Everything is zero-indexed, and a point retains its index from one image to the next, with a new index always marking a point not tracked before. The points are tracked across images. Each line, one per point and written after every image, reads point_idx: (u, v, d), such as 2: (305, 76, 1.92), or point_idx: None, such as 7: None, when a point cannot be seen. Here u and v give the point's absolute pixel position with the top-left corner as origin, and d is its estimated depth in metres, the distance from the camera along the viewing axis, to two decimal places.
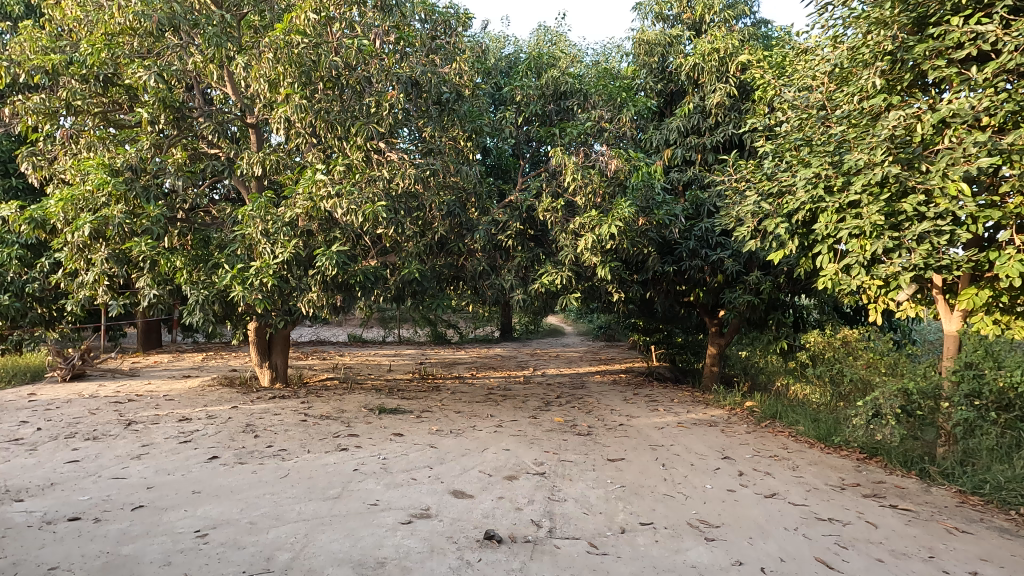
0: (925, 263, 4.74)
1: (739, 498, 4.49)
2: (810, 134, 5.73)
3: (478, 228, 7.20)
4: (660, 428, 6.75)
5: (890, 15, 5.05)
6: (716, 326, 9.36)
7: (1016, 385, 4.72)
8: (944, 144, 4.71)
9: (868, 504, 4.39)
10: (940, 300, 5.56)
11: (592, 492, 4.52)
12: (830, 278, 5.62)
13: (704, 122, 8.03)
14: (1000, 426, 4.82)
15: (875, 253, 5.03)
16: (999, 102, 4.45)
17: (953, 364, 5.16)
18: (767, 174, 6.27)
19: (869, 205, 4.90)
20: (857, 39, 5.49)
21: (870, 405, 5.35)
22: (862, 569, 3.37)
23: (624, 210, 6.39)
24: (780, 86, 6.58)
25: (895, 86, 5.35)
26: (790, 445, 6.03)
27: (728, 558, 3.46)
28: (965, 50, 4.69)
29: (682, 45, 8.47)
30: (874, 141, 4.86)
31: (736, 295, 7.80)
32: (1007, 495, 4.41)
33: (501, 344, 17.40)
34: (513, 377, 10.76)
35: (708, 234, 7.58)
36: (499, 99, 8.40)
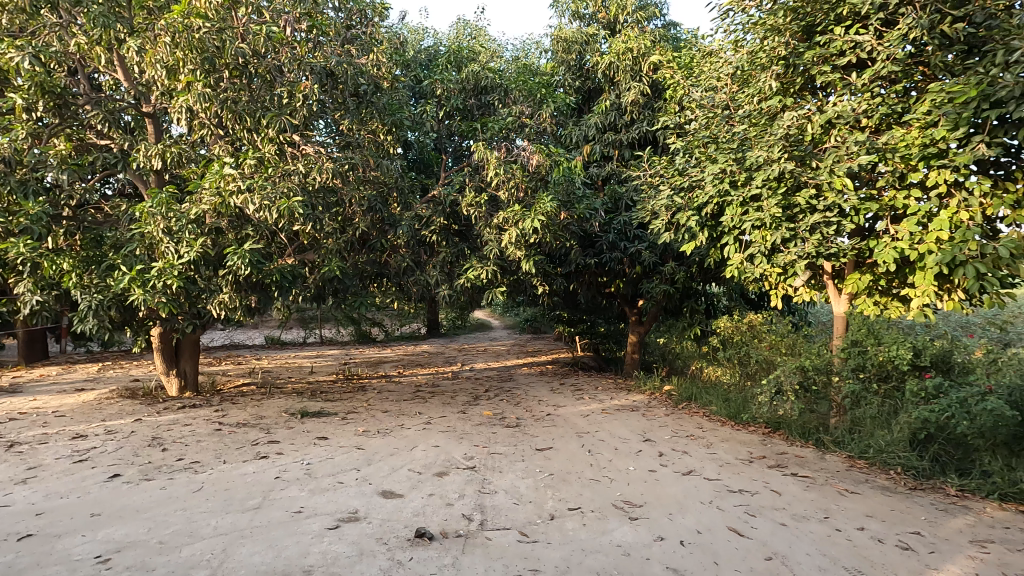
0: (817, 252, 5.24)
1: (660, 477, 4.74)
2: (716, 132, 6.11)
3: (401, 224, 7.04)
4: (586, 415, 6.97)
5: (783, 23, 5.56)
6: (635, 315, 9.70)
7: (892, 359, 5.28)
8: (831, 143, 5.17)
9: (773, 474, 4.78)
10: (829, 284, 6.12)
11: (522, 482, 4.60)
12: (736, 267, 6.05)
13: (620, 119, 8.34)
14: (882, 396, 5.36)
15: (774, 243, 5.49)
16: (875, 105, 4.98)
17: (842, 343, 5.71)
18: (679, 169, 6.61)
19: (769, 198, 5.35)
20: (756, 44, 5.92)
21: (773, 382, 5.84)
22: (768, 534, 3.67)
23: (547, 205, 6.50)
24: (688, 86, 6.96)
25: (788, 89, 5.81)
26: (704, 425, 6.42)
27: (651, 534, 3.65)
28: (846, 57, 5.20)
29: (598, 44, 8.76)
30: (772, 139, 5.29)
31: (653, 285, 8.18)
32: (887, 457, 4.91)
33: (428, 341, 17.26)
34: (442, 373, 10.70)
35: (626, 227, 7.92)
36: (419, 92, 8.21)
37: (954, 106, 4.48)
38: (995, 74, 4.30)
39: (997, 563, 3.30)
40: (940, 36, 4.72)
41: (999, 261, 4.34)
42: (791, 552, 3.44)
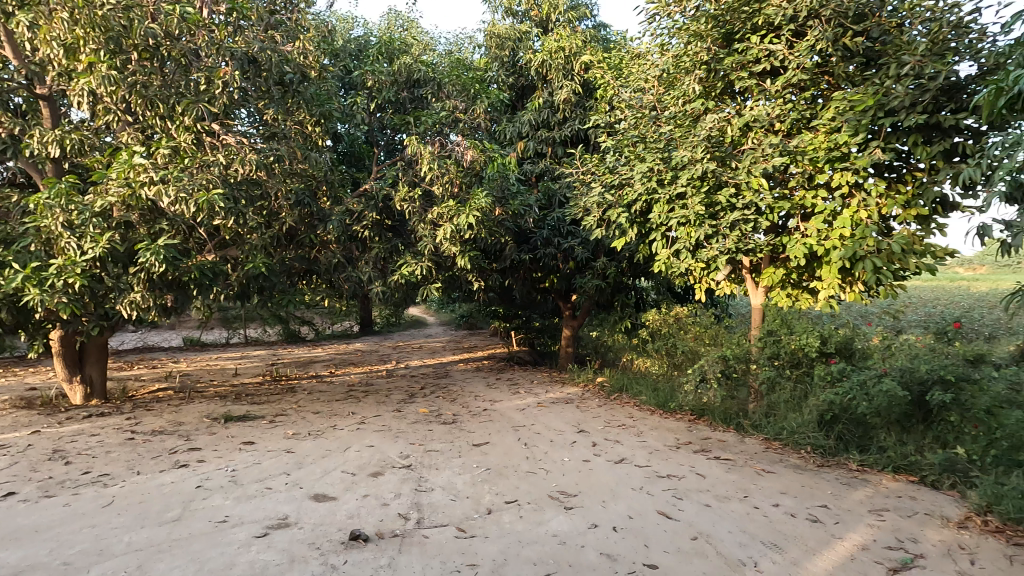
0: (737, 248, 5.57)
1: (593, 466, 4.88)
2: (644, 131, 6.31)
3: (331, 219, 6.80)
4: (522, 409, 7.05)
5: (705, 30, 5.85)
6: (569, 310, 9.90)
7: (802, 347, 5.71)
8: (748, 145, 5.50)
9: (698, 458, 5.04)
10: (748, 278, 6.48)
11: (459, 478, 4.59)
12: (664, 262, 6.34)
13: (553, 117, 8.46)
14: (794, 381, 5.77)
15: (698, 239, 5.79)
16: (787, 111, 5.34)
17: (759, 332, 6.11)
18: (610, 167, 6.80)
19: (693, 197, 5.63)
20: (680, 48, 6.18)
21: (698, 370, 6.17)
22: (694, 515, 3.87)
23: (482, 201, 6.50)
24: (618, 86, 7.16)
25: (710, 92, 6.11)
26: (634, 415, 6.66)
27: (585, 522, 3.75)
28: (762, 64, 5.54)
29: (531, 41, 8.83)
30: (695, 140, 5.56)
31: (586, 280, 8.37)
32: (798, 438, 5.30)
33: (361, 339, 16.85)
34: (376, 371, 10.47)
35: (559, 224, 8.08)
36: (348, 83, 7.97)
37: (855, 113, 4.90)
38: (889, 86, 4.73)
39: (891, 529, 3.64)
40: (842, 49, 5.12)
41: (892, 255, 4.92)
42: (715, 530, 3.64)
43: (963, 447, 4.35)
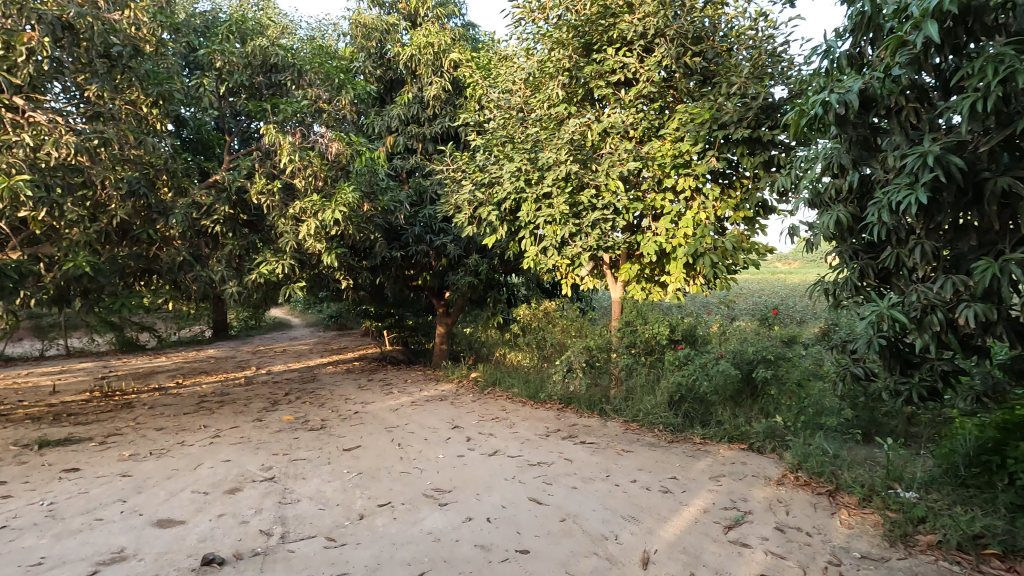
0: (598, 245, 5.99)
1: (467, 461, 4.94)
2: (512, 132, 6.54)
3: (173, 212, 6.08)
4: (395, 409, 6.91)
5: (566, 38, 6.18)
6: (443, 307, 9.88)
7: (655, 335, 6.30)
8: (606, 149, 5.92)
9: (566, 444, 5.33)
10: (608, 272, 6.96)
11: (328, 486, 4.38)
12: (532, 259, 6.62)
13: (423, 113, 8.38)
14: (648, 366, 6.32)
15: (563, 237, 6.16)
16: (639, 120, 5.84)
17: (619, 324, 6.61)
18: (480, 166, 6.90)
19: (558, 196, 5.96)
20: (544, 54, 6.46)
21: (564, 360, 6.68)
22: (562, 498, 4.08)
23: (348, 195, 6.24)
24: (486, 86, 7.26)
25: (572, 98, 6.46)
26: (507, 407, 6.86)
27: (459, 517, 3.79)
28: (617, 75, 5.99)
29: (398, 34, 8.67)
30: (559, 143, 5.86)
31: (458, 277, 8.40)
32: (652, 418, 5.81)
33: (215, 344, 15.35)
34: (232, 379, 9.61)
35: (431, 220, 8.04)
36: (193, 63, 7.18)
37: (694, 125, 5.51)
38: (721, 102, 5.38)
39: (727, 492, 4.15)
40: (683, 66, 5.71)
41: (726, 252, 5.61)
42: (581, 511, 3.88)
43: (780, 415, 5.09)
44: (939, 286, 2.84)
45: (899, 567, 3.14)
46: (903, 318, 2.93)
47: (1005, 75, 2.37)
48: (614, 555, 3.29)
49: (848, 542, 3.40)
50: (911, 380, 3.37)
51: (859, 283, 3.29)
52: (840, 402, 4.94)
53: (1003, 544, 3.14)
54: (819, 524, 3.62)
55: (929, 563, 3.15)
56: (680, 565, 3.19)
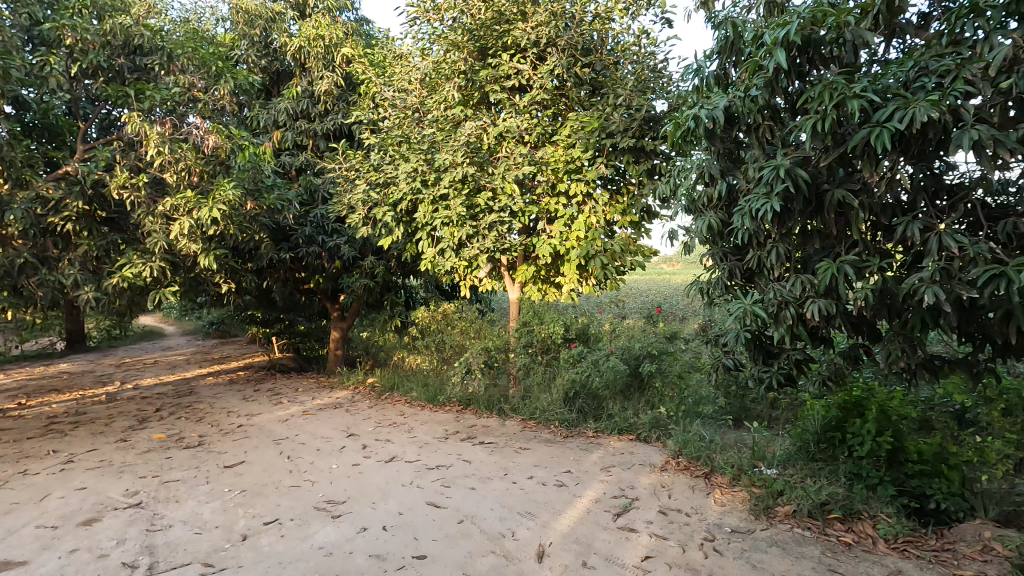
0: (495, 247, 6.08)
1: (363, 469, 4.78)
2: (407, 132, 6.44)
3: (12, 207, 5.28)
4: (285, 420, 6.52)
5: (462, 41, 6.21)
6: (337, 310, 9.48)
7: (550, 334, 6.49)
8: (502, 153, 6.02)
9: (464, 445, 5.34)
10: (506, 274, 7.07)
11: (206, 507, 4.04)
12: (429, 261, 6.57)
13: (313, 108, 8.00)
14: (544, 365, 6.51)
15: (460, 238, 6.18)
16: (533, 125, 6.01)
17: (516, 324, 6.74)
18: (374, 165, 6.72)
19: (455, 198, 5.97)
20: (440, 55, 6.44)
21: (463, 362, 6.67)
22: (460, 500, 4.08)
23: (228, 193, 5.80)
24: (380, 84, 7.08)
25: (468, 100, 6.50)
26: (405, 412, 6.73)
27: (353, 527, 3.66)
28: (511, 81, 6.11)
29: (286, 23, 8.17)
30: (456, 145, 5.86)
31: (353, 279, 8.12)
32: (548, 415, 5.99)
33: (69, 357, 13.55)
34: (91, 396, 8.55)
35: (322, 221, 7.69)
36: (38, 39, 6.00)
37: (585, 133, 5.79)
38: (608, 112, 5.68)
39: (616, 481, 4.39)
40: (574, 76, 5.96)
41: (615, 254, 5.92)
42: (479, 511, 3.90)
43: (664, 406, 5.46)
44: (791, 284, 3.21)
45: (762, 536, 3.50)
46: (763, 313, 3.28)
47: (838, 100, 2.73)
48: (510, 552, 3.35)
49: (720, 519, 3.73)
50: (771, 369, 3.77)
51: (728, 282, 3.63)
52: (715, 391, 5.40)
53: (843, 508, 3.61)
54: (696, 504, 3.93)
55: (786, 531, 3.54)
56: (573, 554, 3.32)
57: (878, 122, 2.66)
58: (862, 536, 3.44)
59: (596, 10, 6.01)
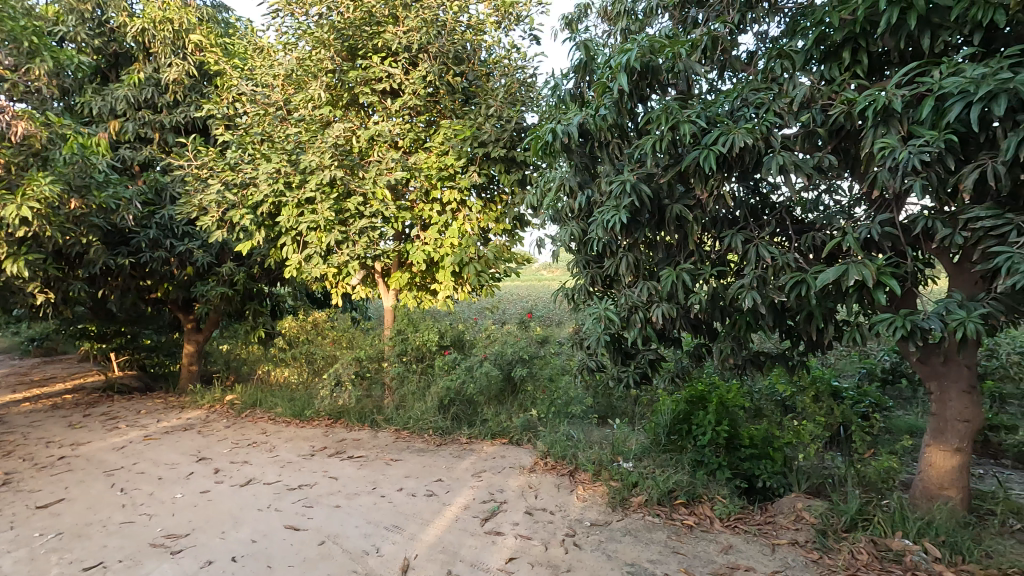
0: (366, 253, 5.90)
1: (213, 496, 4.36)
2: (269, 131, 6.03)
3: None
4: (121, 447, 5.76)
5: (328, 39, 5.95)
6: (191, 322, 8.56)
7: (425, 342, 6.45)
8: (374, 157, 5.87)
9: (331, 461, 5.09)
10: (380, 280, 6.86)
11: (6, 559, 3.43)
12: (295, 267, 6.19)
13: (160, 98, 7.22)
14: (419, 373, 6.41)
15: (329, 244, 5.92)
16: (405, 130, 5.93)
17: (390, 333, 6.57)
18: (231, 164, 6.20)
19: (322, 202, 5.70)
20: (306, 51, 6.14)
21: (332, 374, 6.29)
22: (323, 520, 3.87)
23: (45, 189, 5.02)
24: (238, 77, 6.55)
25: (337, 101, 6.25)
26: (267, 430, 6.28)
27: (196, 563, 3.32)
28: (382, 84, 5.98)
29: (126, 2, 7.29)
30: (322, 146, 5.59)
31: (208, 288, 7.41)
32: (421, 424, 5.91)
33: None
34: None
35: (170, 223, 6.95)
36: None
37: (457, 141, 5.85)
38: (480, 122, 5.77)
39: (486, 486, 4.44)
40: (446, 84, 5.98)
41: (488, 261, 6.02)
42: (342, 529, 3.73)
43: (535, 409, 5.65)
44: (639, 290, 3.47)
45: (617, 527, 3.74)
46: (615, 318, 3.52)
47: (672, 123, 3.04)
48: (373, 569, 3.24)
49: (581, 514, 3.92)
50: (628, 369, 4.02)
51: (589, 288, 3.84)
52: (582, 391, 5.68)
53: (687, 494, 3.97)
54: (560, 502, 4.10)
55: (638, 519, 3.82)
56: (438, 564, 3.30)
57: (706, 145, 2.98)
58: (701, 517, 3.81)
59: (469, 20, 6.08)
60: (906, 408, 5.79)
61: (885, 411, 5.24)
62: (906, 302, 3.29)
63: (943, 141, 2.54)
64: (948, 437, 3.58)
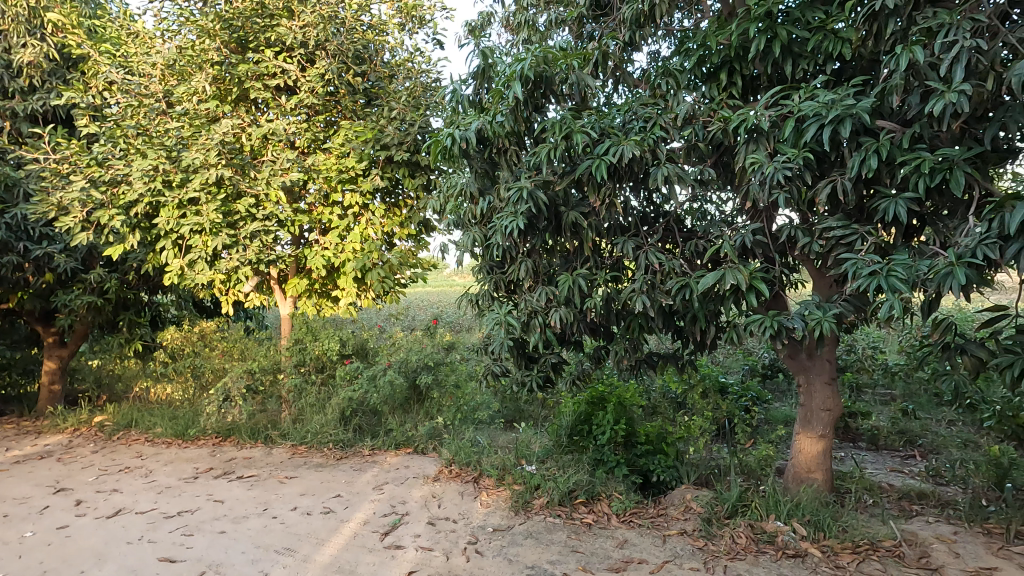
0: (258, 258, 5.54)
1: (73, 531, 3.87)
2: (145, 123, 5.50)
3: None
4: None
5: (214, 28, 5.54)
6: (53, 336, 7.53)
7: (325, 351, 6.12)
8: (267, 157, 5.54)
9: (217, 483, 4.71)
10: (277, 287, 6.47)
11: None
12: (176, 274, 5.68)
13: (11, 82, 6.36)
14: (319, 385, 6.09)
15: (216, 249, 5.49)
16: (302, 130, 5.66)
17: (287, 342, 6.21)
18: (98, 159, 5.58)
19: (208, 203, 5.27)
20: (189, 40, 5.68)
21: (220, 391, 5.82)
22: (204, 549, 3.56)
23: None
24: (106, 62, 5.91)
25: (225, 96, 5.84)
26: (143, 453, 5.71)
27: None
28: (276, 80, 5.67)
29: None
30: (208, 143, 5.19)
31: (71, 297, 6.61)
32: (319, 438, 5.64)
33: None
34: None
35: (23, 223, 6.11)
36: None
37: (358, 143, 5.67)
38: (383, 125, 5.63)
39: (388, 498, 4.30)
40: (346, 83, 5.77)
41: (393, 267, 5.86)
42: (228, 557, 3.46)
43: (441, 416, 5.58)
44: (538, 295, 3.53)
45: (520, 530, 3.78)
46: (516, 323, 3.54)
47: (566, 132, 3.14)
48: None
49: (484, 520, 3.92)
50: (531, 373, 4.06)
51: (492, 294, 3.85)
52: (490, 396, 5.70)
53: (587, 493, 4.09)
54: (464, 509, 4.07)
55: (540, 521, 3.88)
56: None
57: (598, 155, 3.11)
58: (600, 515, 3.94)
59: (371, 20, 5.90)
60: (783, 400, 6.35)
61: (764, 404, 5.70)
62: (775, 305, 3.65)
63: (802, 159, 2.80)
64: (815, 424, 3.96)
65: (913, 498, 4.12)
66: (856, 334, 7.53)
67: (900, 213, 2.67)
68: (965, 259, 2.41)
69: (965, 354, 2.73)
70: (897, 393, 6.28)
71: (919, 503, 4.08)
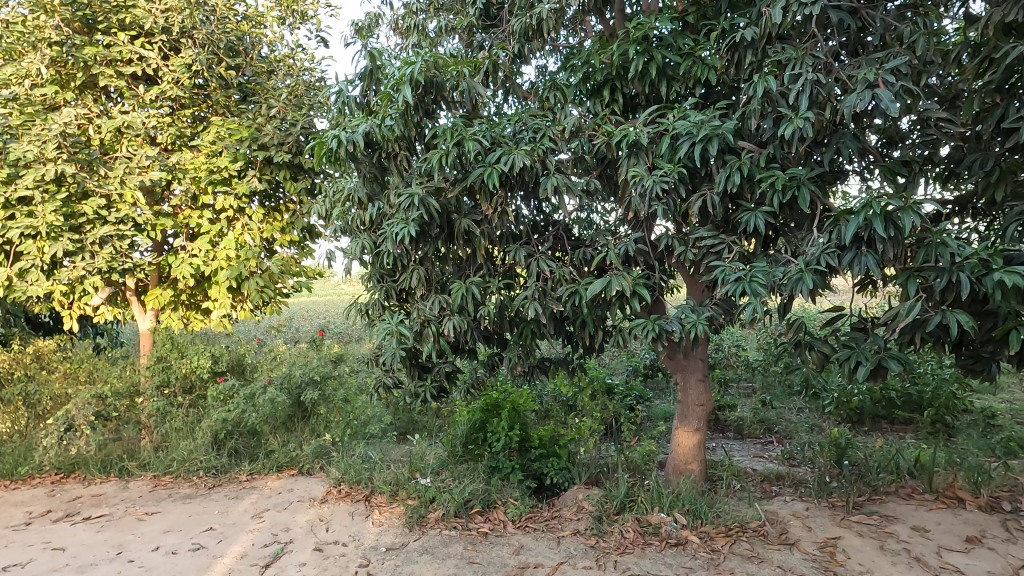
0: (110, 267, 4.86)
1: None
2: None
3: None
4: None
5: (51, 3, 4.79)
6: None
7: (193, 370, 5.43)
8: (121, 152, 4.93)
9: (57, 528, 4.06)
10: (134, 299, 5.75)
11: None
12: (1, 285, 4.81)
13: None
14: (186, 407, 5.51)
15: (55, 255, 4.74)
16: (164, 126, 5.10)
17: (147, 360, 5.50)
18: None
19: (44, 203, 4.53)
20: (18, 14, 4.87)
21: (62, 420, 5.01)
22: None
23: None
24: None
25: (67, 82, 5.09)
26: None
27: None
28: (133, 67, 5.05)
29: None
30: (44, 134, 4.49)
31: None
32: (187, 466, 5.10)
33: None
34: None
35: None
36: None
37: (232, 141, 5.22)
38: (260, 123, 5.25)
39: (269, 527, 3.98)
40: (218, 77, 5.28)
41: (273, 276, 5.44)
42: None
43: (329, 433, 5.28)
44: (431, 304, 3.46)
45: (414, 547, 3.67)
46: (409, 332, 3.46)
47: (457, 139, 3.14)
48: None
49: (376, 540, 3.75)
50: (426, 382, 3.96)
51: (383, 303, 3.72)
52: (380, 409, 5.55)
53: (483, 501, 4.08)
54: (354, 531, 3.87)
55: (435, 536, 3.79)
56: None
57: (489, 163, 3.12)
58: (495, 522, 3.95)
59: (246, 11, 5.53)
60: (663, 397, 6.81)
61: (646, 402, 6.08)
62: (655, 309, 3.88)
63: (677, 173, 3.02)
64: (691, 419, 4.28)
65: (773, 480, 4.59)
66: (724, 335, 8.29)
67: (759, 225, 2.96)
68: (812, 265, 2.73)
69: (813, 350, 3.07)
70: (757, 386, 6.99)
71: (777, 484, 4.55)
